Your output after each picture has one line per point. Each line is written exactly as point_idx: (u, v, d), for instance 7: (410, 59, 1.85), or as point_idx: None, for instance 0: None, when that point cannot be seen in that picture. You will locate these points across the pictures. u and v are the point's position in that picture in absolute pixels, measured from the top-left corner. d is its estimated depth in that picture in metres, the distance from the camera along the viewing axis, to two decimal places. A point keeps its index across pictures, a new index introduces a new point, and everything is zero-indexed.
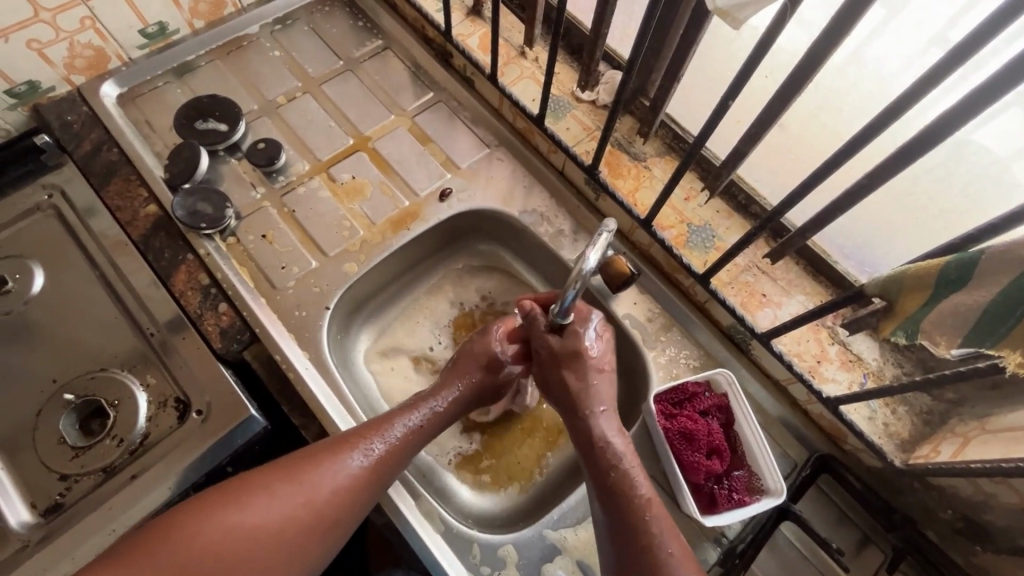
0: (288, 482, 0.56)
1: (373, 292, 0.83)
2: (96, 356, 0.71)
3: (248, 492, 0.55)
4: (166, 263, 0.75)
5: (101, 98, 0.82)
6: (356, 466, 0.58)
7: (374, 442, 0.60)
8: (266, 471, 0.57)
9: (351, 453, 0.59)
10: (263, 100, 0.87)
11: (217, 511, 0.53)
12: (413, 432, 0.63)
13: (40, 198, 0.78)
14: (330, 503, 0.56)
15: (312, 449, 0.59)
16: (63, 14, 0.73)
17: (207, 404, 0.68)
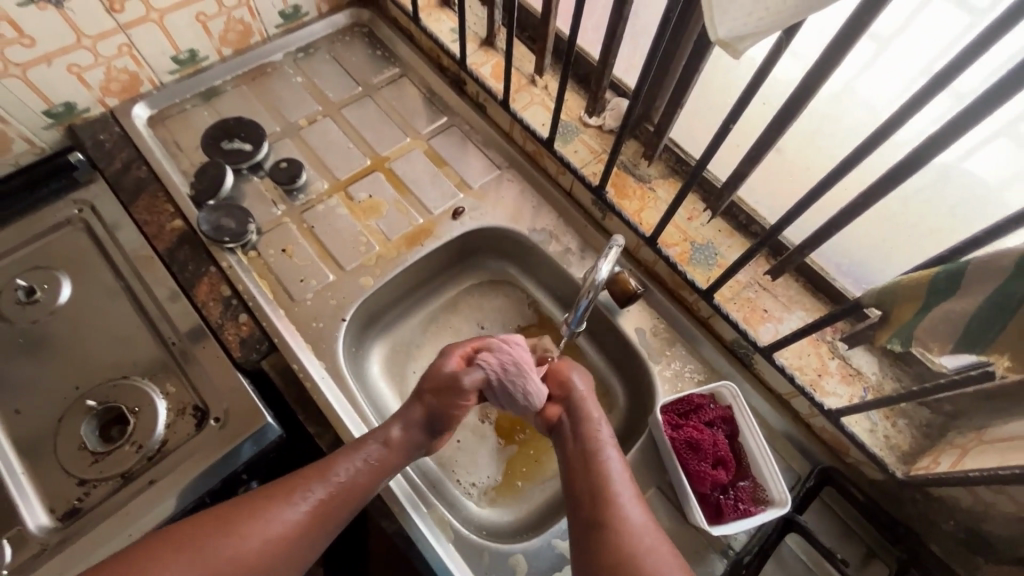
0: (223, 534, 0.55)
1: (387, 307, 0.85)
2: (117, 363, 0.74)
3: (181, 548, 0.53)
4: (190, 274, 0.77)
5: (132, 119, 0.87)
6: (291, 516, 0.57)
7: (312, 487, 0.60)
8: (195, 525, 0.55)
9: (286, 504, 0.58)
10: (285, 122, 0.91)
11: (149, 567, 0.52)
12: (357, 472, 0.61)
13: (71, 212, 0.81)
14: (260, 557, 0.55)
15: (243, 501, 0.58)
16: (103, 41, 0.78)
17: (226, 412, 0.70)
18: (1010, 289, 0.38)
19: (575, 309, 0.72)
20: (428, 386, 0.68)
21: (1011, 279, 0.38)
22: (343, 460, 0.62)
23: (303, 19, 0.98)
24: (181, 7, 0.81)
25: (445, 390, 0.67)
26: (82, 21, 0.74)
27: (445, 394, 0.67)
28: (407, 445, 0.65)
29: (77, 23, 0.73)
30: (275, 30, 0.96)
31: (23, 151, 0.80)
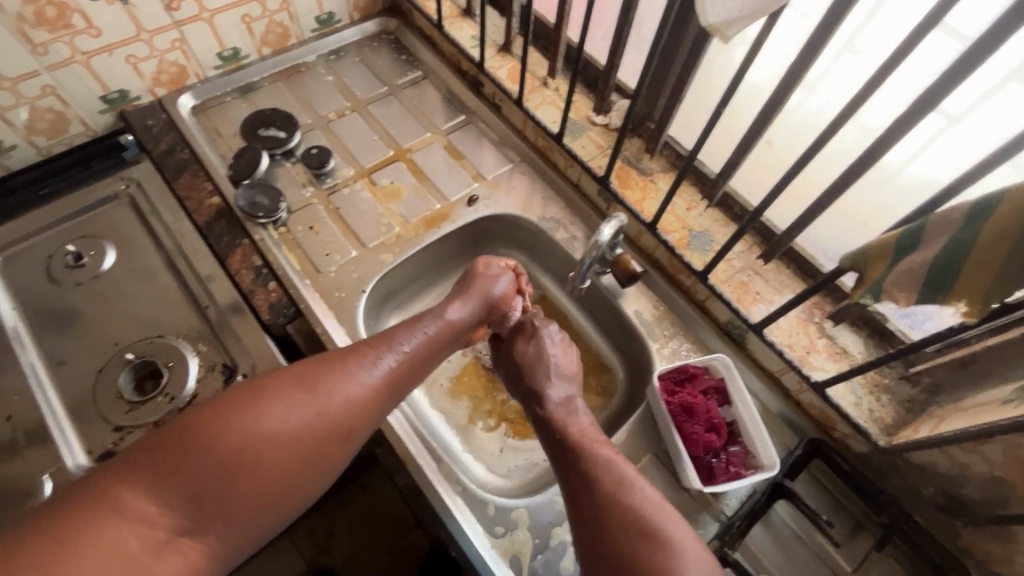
0: (305, 394, 0.58)
1: (407, 283, 0.92)
2: (155, 324, 0.80)
3: (266, 402, 0.56)
4: (225, 245, 0.84)
5: (178, 108, 0.95)
6: (370, 379, 0.62)
7: (384, 356, 0.64)
8: (276, 381, 0.58)
9: (367, 368, 0.62)
10: (316, 115, 0.99)
11: (238, 418, 0.54)
12: (419, 350, 0.67)
13: (120, 187, 0.89)
14: (345, 412, 0.59)
15: (313, 360, 0.62)
16: (159, 35, 0.86)
17: (252, 367, 0.76)
18: (962, 236, 0.43)
19: (580, 265, 0.78)
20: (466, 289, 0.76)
21: (962, 228, 0.43)
22: (406, 335, 0.67)
23: (336, 25, 1.07)
24: (229, 6, 0.90)
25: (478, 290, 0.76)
26: (142, 16, 0.82)
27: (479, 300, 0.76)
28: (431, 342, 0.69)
29: (139, 17, 0.82)
30: (310, 34, 1.05)
31: (81, 133, 0.88)
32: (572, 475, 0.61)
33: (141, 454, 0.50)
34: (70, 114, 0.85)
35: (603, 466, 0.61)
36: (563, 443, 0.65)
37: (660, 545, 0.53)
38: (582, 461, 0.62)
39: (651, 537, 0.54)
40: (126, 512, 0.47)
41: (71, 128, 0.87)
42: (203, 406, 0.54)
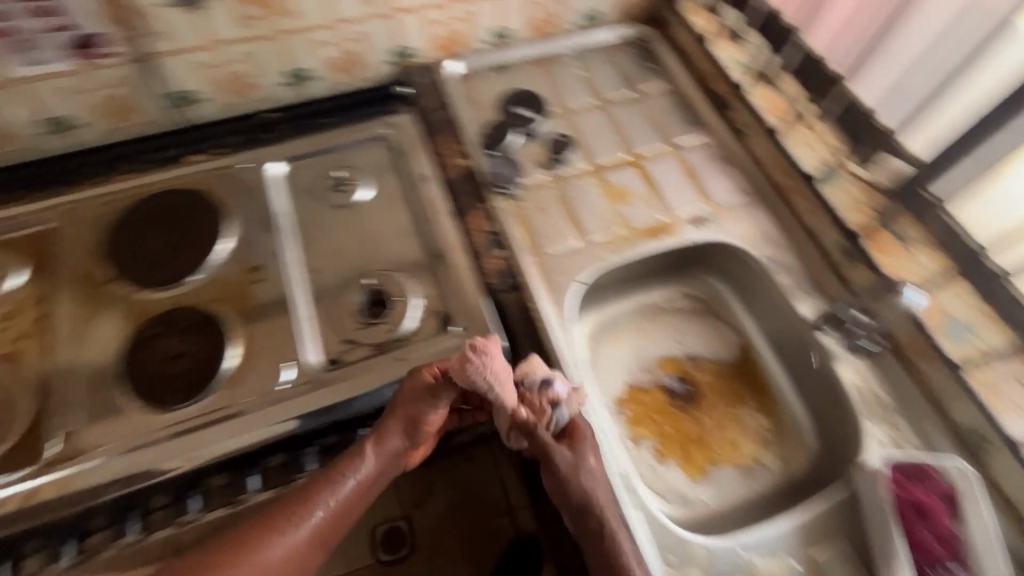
0: (323, 494, 0.66)
1: (614, 283, 0.94)
2: (390, 258, 0.87)
3: (286, 522, 0.64)
4: (465, 204, 0.89)
5: (447, 72, 1.03)
6: (355, 484, 0.67)
7: (326, 499, 0.66)
8: (315, 486, 0.66)
9: (350, 473, 0.67)
10: (562, 104, 1.03)
11: (253, 544, 0.62)
12: (394, 455, 0.70)
13: (382, 130, 0.98)
14: (336, 511, 0.66)
15: (321, 475, 0.68)
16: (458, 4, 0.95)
17: (468, 322, 0.80)
18: None
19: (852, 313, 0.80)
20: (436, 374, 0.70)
21: None
22: (393, 432, 0.70)
23: (597, 24, 1.11)
24: None
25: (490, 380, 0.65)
26: None
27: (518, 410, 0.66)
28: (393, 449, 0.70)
29: None
30: (572, 27, 1.09)
31: (366, 78, 1.02)
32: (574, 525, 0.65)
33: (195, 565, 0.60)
34: (366, 59, 0.98)
35: (603, 532, 0.63)
36: (583, 513, 0.63)
37: None
38: (602, 530, 0.63)
39: None
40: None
41: (361, 73, 1.00)
42: (247, 521, 0.64)
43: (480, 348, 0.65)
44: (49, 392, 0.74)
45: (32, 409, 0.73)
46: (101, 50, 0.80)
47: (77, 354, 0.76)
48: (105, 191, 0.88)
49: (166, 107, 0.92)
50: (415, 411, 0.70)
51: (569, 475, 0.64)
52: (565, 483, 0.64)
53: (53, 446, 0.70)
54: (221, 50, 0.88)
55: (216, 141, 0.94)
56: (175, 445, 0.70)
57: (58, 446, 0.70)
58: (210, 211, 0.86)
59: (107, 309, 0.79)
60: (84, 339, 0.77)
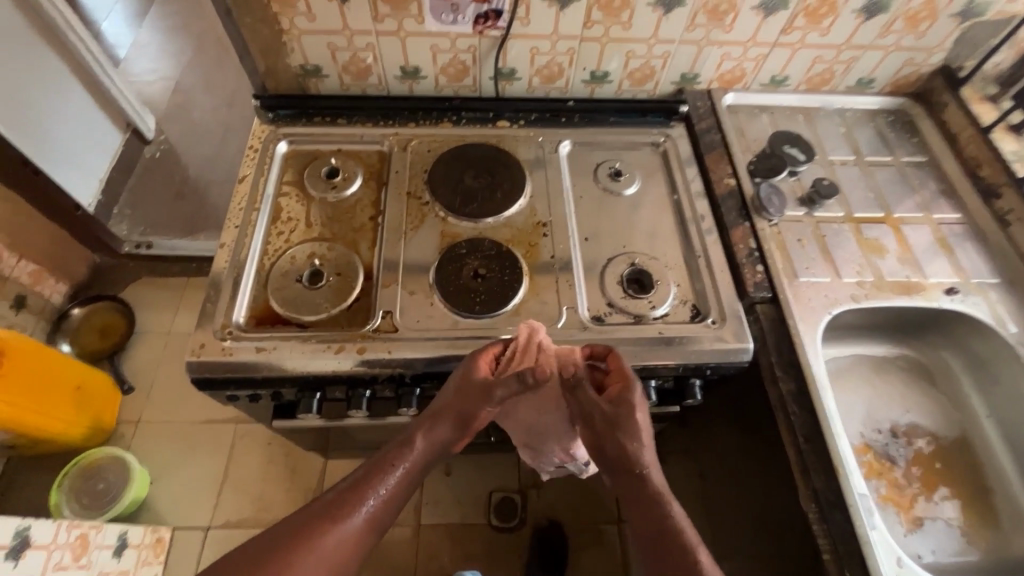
0: (371, 486, 0.69)
1: (852, 329, 1.00)
2: (654, 247, 0.98)
3: (336, 511, 0.66)
4: (731, 219, 0.98)
5: (722, 102, 1.15)
6: (403, 471, 0.71)
7: (391, 476, 0.70)
8: (366, 476, 0.70)
9: (397, 465, 0.71)
10: (823, 154, 1.10)
11: (311, 538, 0.63)
12: (435, 442, 0.74)
13: (658, 138, 1.11)
14: (386, 499, 0.69)
15: (369, 467, 0.71)
16: (756, 48, 1.07)
17: (723, 319, 0.89)
18: None
19: None
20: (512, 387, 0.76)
21: None
22: (463, 416, 0.75)
23: (866, 90, 1.18)
24: (818, 46, 1.07)
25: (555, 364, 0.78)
26: (764, 30, 1.04)
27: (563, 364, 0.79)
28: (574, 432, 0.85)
29: (761, 29, 1.03)
30: (842, 88, 1.17)
31: (648, 91, 1.15)
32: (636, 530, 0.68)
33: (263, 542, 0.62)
34: (658, 75, 1.12)
35: (664, 521, 0.66)
36: (639, 500, 0.69)
37: None
38: (649, 517, 0.67)
39: None
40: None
41: (647, 86, 1.14)
42: (305, 513, 0.66)
43: (540, 343, 0.79)
44: (376, 276, 0.91)
45: (362, 285, 0.90)
46: (498, 24, 0.99)
47: (399, 253, 0.93)
48: (431, 133, 1.07)
49: (491, 78, 1.11)
50: (465, 404, 0.75)
51: (619, 429, 0.72)
52: (616, 436, 0.72)
53: (380, 319, 0.86)
54: (556, 43, 1.04)
55: (521, 114, 1.11)
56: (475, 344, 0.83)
57: (381, 320, 0.86)
58: (516, 170, 1.02)
59: (425, 225, 0.96)
60: (405, 243, 0.94)
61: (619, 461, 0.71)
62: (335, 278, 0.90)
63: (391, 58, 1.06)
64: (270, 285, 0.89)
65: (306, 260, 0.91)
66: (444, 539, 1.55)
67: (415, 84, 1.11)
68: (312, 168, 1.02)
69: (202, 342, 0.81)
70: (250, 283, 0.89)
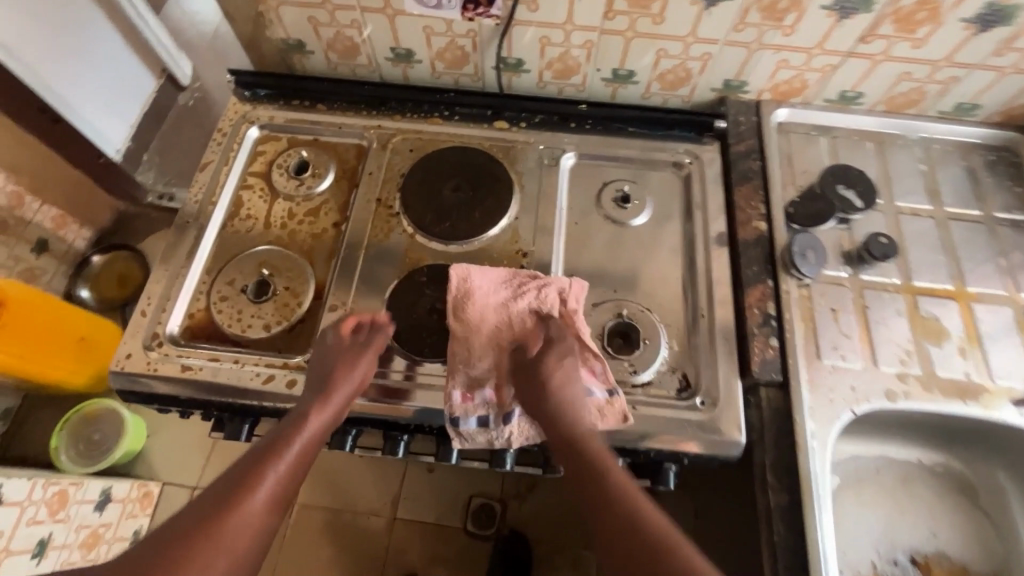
0: (276, 454, 0.66)
1: (884, 424, 0.82)
2: (651, 296, 0.83)
3: (245, 484, 0.63)
4: (750, 273, 0.81)
5: (772, 119, 0.94)
6: (304, 438, 0.67)
7: (291, 446, 0.67)
8: (270, 449, 0.66)
9: (303, 429, 0.68)
10: (889, 198, 0.89)
11: (219, 514, 0.60)
12: (344, 397, 0.70)
13: (683, 158, 0.92)
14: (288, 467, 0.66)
15: (265, 445, 0.67)
16: (823, 57, 0.86)
17: (713, 401, 0.74)
18: None
19: None
20: (474, 290, 0.75)
21: None
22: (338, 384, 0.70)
23: (966, 117, 0.93)
24: (906, 60, 0.84)
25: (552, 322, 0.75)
26: (835, 36, 0.82)
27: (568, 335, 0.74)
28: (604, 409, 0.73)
29: (832, 36, 0.81)
30: (933, 113, 0.93)
31: (682, 97, 0.96)
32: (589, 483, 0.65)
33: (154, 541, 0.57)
34: (695, 80, 0.92)
35: (619, 495, 0.63)
36: (581, 473, 0.66)
37: None
38: (602, 488, 0.64)
39: None
40: (203, 568, 0.57)
41: (681, 91, 0.95)
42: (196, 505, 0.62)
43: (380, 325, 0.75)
44: (327, 295, 0.82)
45: (310, 305, 0.81)
46: (491, 11, 0.84)
47: (356, 271, 0.83)
48: (418, 128, 0.94)
49: (494, 68, 0.95)
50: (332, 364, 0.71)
51: (558, 402, 0.71)
52: (552, 408, 0.70)
53: None
54: (570, 34, 0.87)
55: (524, 114, 0.96)
56: (418, 392, 0.74)
57: None
58: (503, 184, 0.88)
59: (389, 241, 0.85)
60: (364, 260, 0.84)
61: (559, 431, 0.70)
62: (282, 292, 0.82)
63: (380, 38, 0.92)
64: (212, 293, 0.82)
65: (255, 268, 0.83)
66: (418, 534, 1.53)
67: (409, 69, 0.98)
68: (281, 159, 0.92)
69: (129, 351, 0.76)
70: (192, 288, 0.82)
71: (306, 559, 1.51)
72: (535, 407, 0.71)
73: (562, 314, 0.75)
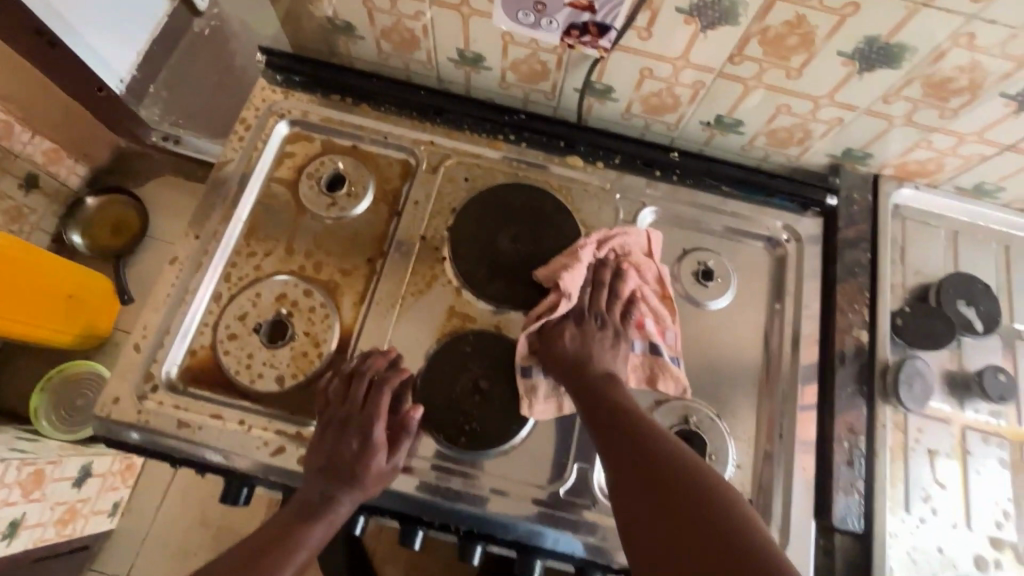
0: (301, 528, 0.59)
1: None
2: (723, 400, 0.72)
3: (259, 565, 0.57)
4: (841, 393, 0.70)
5: (890, 200, 0.80)
6: (334, 517, 0.61)
7: (319, 526, 0.60)
8: (295, 527, 0.60)
9: (336, 507, 0.61)
10: (1010, 318, 0.77)
11: None
12: (382, 474, 0.62)
13: (780, 234, 0.79)
14: (308, 544, 0.59)
15: (291, 514, 0.61)
16: (976, 144, 0.71)
17: (782, 542, 0.65)
18: None
19: None
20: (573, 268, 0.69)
21: None
22: (352, 484, 0.61)
23: None
24: None
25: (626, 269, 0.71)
26: (1002, 126, 0.67)
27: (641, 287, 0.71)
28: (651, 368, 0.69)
29: (998, 125, 0.67)
30: None
31: (790, 156, 0.81)
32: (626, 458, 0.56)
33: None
34: (812, 142, 0.78)
35: (660, 448, 0.56)
36: (616, 429, 0.59)
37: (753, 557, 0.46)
38: (645, 450, 0.56)
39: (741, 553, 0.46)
40: None
41: (790, 150, 0.80)
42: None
43: (400, 368, 0.66)
44: (352, 349, 0.70)
45: (331, 359, 0.70)
46: (600, 43, 0.69)
47: (389, 324, 0.71)
48: (477, 153, 0.80)
49: (577, 90, 0.79)
50: (351, 454, 0.62)
51: (589, 358, 0.65)
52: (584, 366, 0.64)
53: None
54: (680, 70, 0.71)
55: (602, 152, 0.81)
56: (448, 486, 0.65)
57: None
58: (569, 238, 0.75)
59: (431, 292, 0.73)
60: (399, 312, 0.72)
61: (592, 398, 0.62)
62: (301, 339, 0.70)
63: (446, 35, 0.76)
64: (218, 328, 0.70)
65: (271, 304, 0.71)
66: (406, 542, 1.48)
67: (474, 74, 0.82)
68: (311, 167, 0.78)
69: (117, 395, 0.65)
70: (196, 319, 0.70)
71: None
72: (565, 363, 0.65)
73: (638, 260, 0.71)
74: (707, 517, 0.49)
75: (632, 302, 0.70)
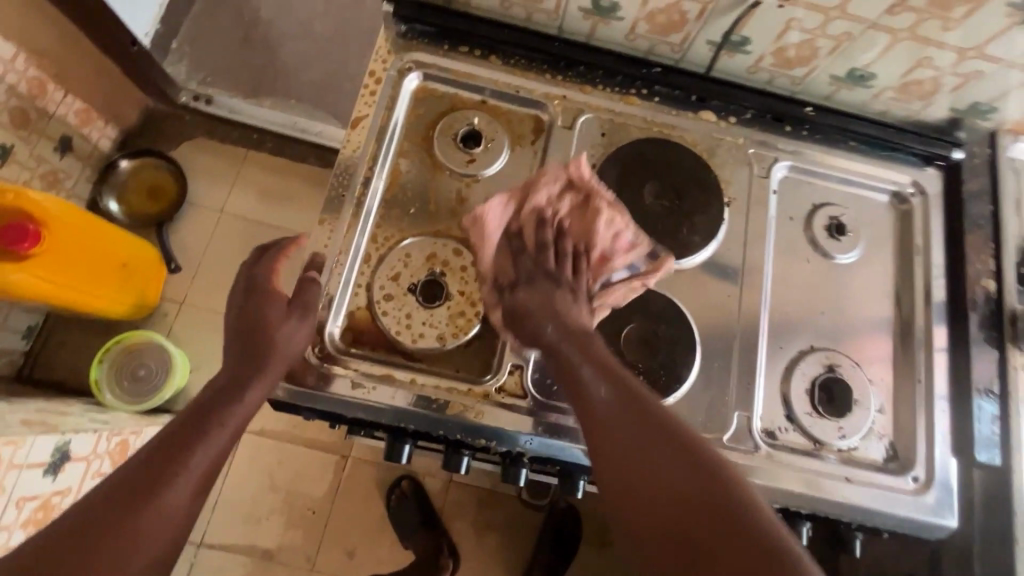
0: (246, 386, 0.59)
1: None
2: (859, 349, 0.75)
3: (213, 412, 0.57)
4: (973, 340, 0.74)
5: (1007, 153, 0.82)
6: (281, 358, 0.62)
7: (260, 391, 0.60)
8: (236, 384, 0.59)
9: (271, 371, 0.61)
10: None
11: (184, 438, 0.54)
12: (294, 337, 0.63)
13: (905, 188, 0.81)
14: (253, 394, 0.59)
15: (237, 375, 0.60)
16: None
17: (927, 479, 0.70)
18: None
19: None
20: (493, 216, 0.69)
21: None
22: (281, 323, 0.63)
23: None
24: None
25: (530, 194, 0.70)
26: None
27: (568, 202, 0.71)
28: (614, 234, 0.70)
29: None
30: None
31: (912, 111, 0.82)
32: (632, 444, 0.53)
33: (109, 500, 0.48)
34: (940, 96, 0.79)
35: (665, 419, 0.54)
36: (617, 387, 0.57)
37: (717, 489, 0.49)
38: (644, 411, 0.55)
39: (714, 484, 0.49)
40: (154, 508, 0.49)
41: (913, 105, 0.81)
42: (165, 437, 0.54)
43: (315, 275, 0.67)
44: None
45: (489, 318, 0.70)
46: None
47: None
48: (612, 107, 0.79)
49: (711, 43, 0.78)
50: (263, 321, 0.63)
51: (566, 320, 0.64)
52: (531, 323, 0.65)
53: (508, 374, 0.68)
54: (830, 22, 0.71)
55: (732, 107, 0.81)
56: None
57: (509, 377, 0.68)
58: (712, 194, 0.76)
59: None
60: None
61: (586, 383, 0.58)
62: (457, 299, 0.69)
63: None
64: (374, 289, 0.69)
65: (423, 263, 0.70)
66: (474, 499, 1.51)
67: (601, 26, 0.78)
68: (445, 123, 0.76)
69: None
70: (351, 280, 0.69)
71: (360, 515, 1.46)
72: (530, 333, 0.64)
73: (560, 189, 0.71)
74: (685, 456, 0.51)
75: (582, 250, 0.69)
